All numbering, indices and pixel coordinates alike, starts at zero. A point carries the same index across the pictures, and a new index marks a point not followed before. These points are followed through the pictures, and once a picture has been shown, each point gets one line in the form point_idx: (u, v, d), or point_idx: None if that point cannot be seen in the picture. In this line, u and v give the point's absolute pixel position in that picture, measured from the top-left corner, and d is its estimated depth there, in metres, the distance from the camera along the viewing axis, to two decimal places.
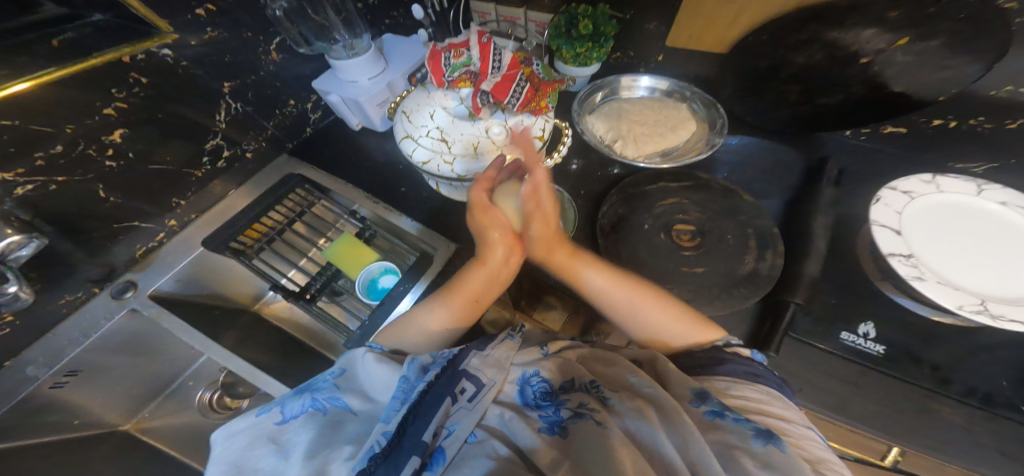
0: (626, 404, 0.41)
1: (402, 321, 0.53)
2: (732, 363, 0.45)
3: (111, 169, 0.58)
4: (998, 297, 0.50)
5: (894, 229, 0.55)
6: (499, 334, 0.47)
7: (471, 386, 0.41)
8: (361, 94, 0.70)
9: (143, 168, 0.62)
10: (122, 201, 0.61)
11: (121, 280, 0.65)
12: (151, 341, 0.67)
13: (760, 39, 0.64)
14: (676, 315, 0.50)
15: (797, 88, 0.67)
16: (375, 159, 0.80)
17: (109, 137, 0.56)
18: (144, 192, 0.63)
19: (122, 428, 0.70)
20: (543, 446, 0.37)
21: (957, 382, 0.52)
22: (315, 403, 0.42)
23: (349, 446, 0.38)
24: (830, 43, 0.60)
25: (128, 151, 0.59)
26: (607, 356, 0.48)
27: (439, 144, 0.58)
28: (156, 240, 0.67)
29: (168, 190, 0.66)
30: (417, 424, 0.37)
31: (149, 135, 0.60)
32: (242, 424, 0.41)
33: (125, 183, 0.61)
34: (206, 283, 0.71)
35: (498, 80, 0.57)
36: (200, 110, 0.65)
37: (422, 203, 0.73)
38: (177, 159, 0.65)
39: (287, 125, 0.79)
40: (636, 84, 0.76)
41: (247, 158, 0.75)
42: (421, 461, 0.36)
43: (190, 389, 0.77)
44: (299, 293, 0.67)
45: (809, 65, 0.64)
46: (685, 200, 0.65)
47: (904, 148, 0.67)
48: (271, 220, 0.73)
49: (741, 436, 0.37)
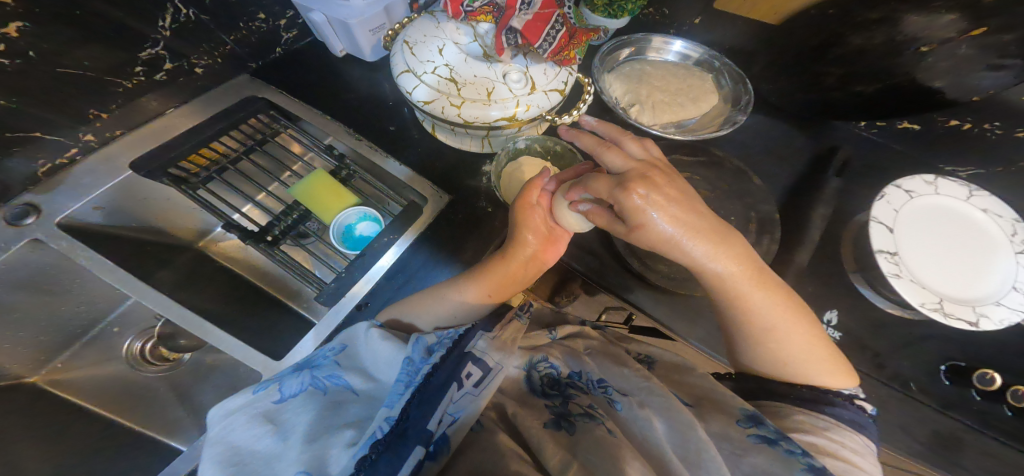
0: (636, 411, 0.38)
1: (420, 296, 0.50)
2: (838, 408, 0.40)
3: (2, 66, 0.46)
4: (959, 297, 0.53)
5: (887, 227, 0.56)
6: (508, 312, 0.43)
7: (477, 371, 0.36)
8: (351, 15, 0.59)
9: (50, 72, 0.49)
10: (18, 106, 0.49)
11: (17, 202, 0.53)
12: (60, 279, 0.56)
13: (824, 13, 0.64)
14: (811, 347, 0.44)
15: (838, 71, 0.68)
16: (359, 91, 0.69)
17: (2, 29, 0.44)
18: (49, 98, 0.51)
19: (29, 380, 0.60)
20: (551, 445, 0.35)
21: (889, 368, 0.55)
22: (315, 381, 0.38)
23: (349, 431, 0.34)
24: (899, 24, 0.59)
25: (29, 49, 0.47)
26: (617, 352, 0.44)
27: (447, 83, 0.50)
28: (66, 157, 0.55)
29: (83, 99, 0.54)
30: (421, 410, 0.32)
31: (62, 34, 0.48)
32: (235, 400, 0.37)
33: (23, 84, 0.48)
34: (136, 213, 0.60)
35: (529, 19, 0.51)
36: (134, 10, 0.52)
37: (412, 147, 0.65)
38: (97, 64, 0.53)
39: (253, 41, 0.66)
40: (666, 47, 0.73)
41: (196, 74, 0.62)
42: (424, 452, 0.31)
43: (116, 337, 0.67)
44: (258, 234, 0.59)
45: (865, 47, 0.64)
46: (695, 176, 0.64)
47: (909, 146, 0.69)
48: (223, 146, 0.62)
49: (788, 469, 0.33)
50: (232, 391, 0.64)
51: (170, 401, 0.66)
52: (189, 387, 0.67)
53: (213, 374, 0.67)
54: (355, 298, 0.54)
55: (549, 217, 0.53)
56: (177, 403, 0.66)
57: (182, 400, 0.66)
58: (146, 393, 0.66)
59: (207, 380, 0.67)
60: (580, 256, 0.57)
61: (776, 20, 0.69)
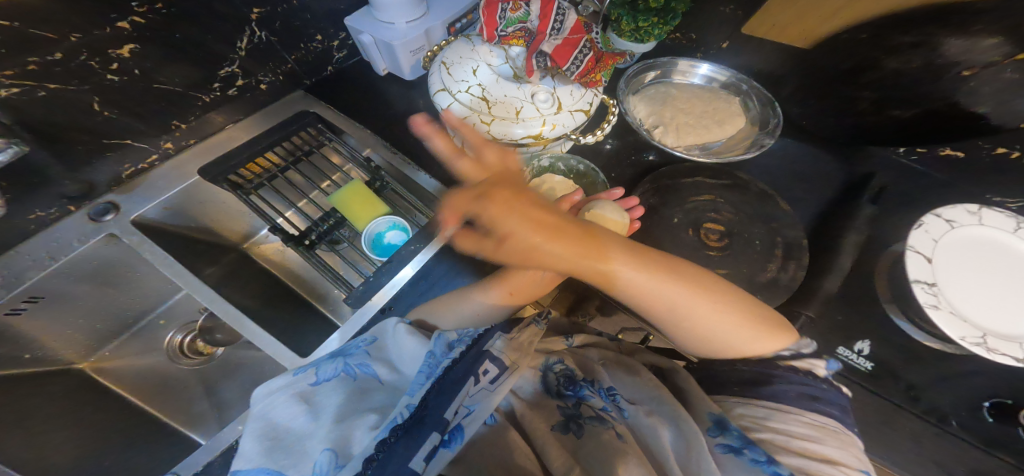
0: (643, 419, 0.39)
1: (445, 297, 0.53)
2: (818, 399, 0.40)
3: (111, 83, 0.53)
4: (1001, 332, 0.50)
5: (925, 256, 0.54)
6: (525, 317, 0.43)
7: (494, 369, 0.37)
8: (396, 37, 0.64)
9: (146, 87, 0.56)
10: (117, 117, 0.56)
11: (101, 200, 0.59)
12: (127, 272, 0.62)
13: (858, 37, 0.64)
14: (736, 325, 0.44)
15: (871, 96, 0.67)
16: (397, 108, 0.73)
17: (116, 51, 0.51)
18: (140, 110, 0.57)
19: (78, 365, 0.65)
20: (557, 449, 0.35)
21: (924, 402, 0.53)
22: (346, 368, 0.40)
23: (372, 415, 0.36)
24: (938, 47, 0.59)
25: (135, 68, 0.54)
26: (630, 363, 0.46)
27: (479, 102, 0.53)
28: (146, 162, 0.62)
29: (168, 113, 0.60)
30: (439, 399, 0.34)
31: (154, 54, 0.54)
32: (276, 382, 0.40)
33: (123, 99, 0.55)
34: (195, 215, 0.65)
35: (558, 44, 0.54)
36: (220, 36, 0.58)
37: (444, 161, 0.68)
38: (184, 80, 0.59)
39: (309, 61, 0.72)
40: (693, 70, 0.75)
41: (260, 90, 0.69)
42: (438, 439, 0.32)
43: (159, 329, 0.72)
44: (298, 238, 0.62)
45: (902, 71, 0.63)
46: (718, 199, 0.64)
47: (952, 176, 0.67)
48: (275, 157, 0.68)
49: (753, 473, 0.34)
50: (255, 387, 0.67)
51: (198, 394, 0.69)
52: (215, 382, 0.70)
53: (240, 370, 0.70)
54: (374, 307, 0.57)
55: None
56: (202, 397, 0.69)
57: (209, 392, 0.69)
58: (177, 386, 0.69)
59: (233, 377, 0.70)
60: None
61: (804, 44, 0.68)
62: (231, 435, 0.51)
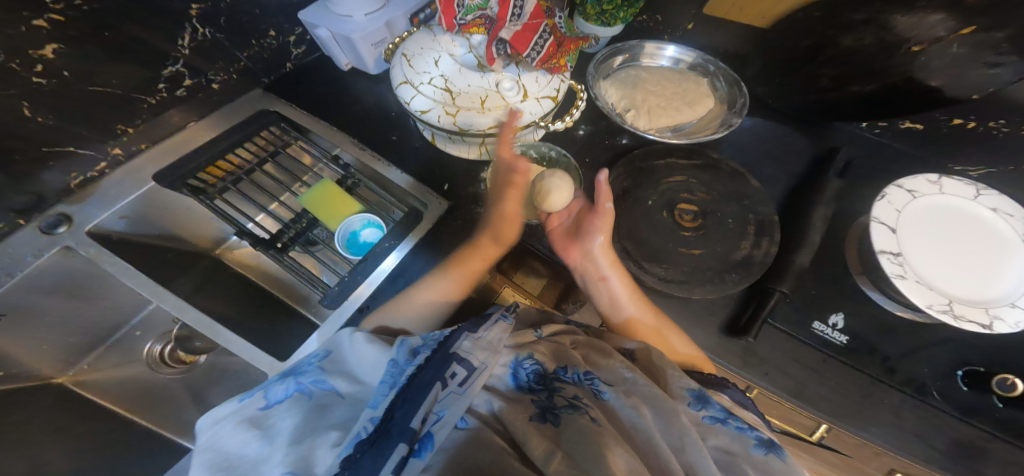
0: (623, 400, 0.40)
1: (394, 301, 0.55)
2: (731, 389, 0.47)
3: (38, 87, 0.50)
4: (966, 299, 0.52)
5: (889, 227, 0.55)
6: (493, 313, 0.44)
7: (462, 371, 0.37)
8: (355, 30, 0.62)
9: (82, 90, 0.54)
10: (57, 123, 0.54)
11: (52, 212, 0.57)
12: (92, 283, 0.60)
13: (811, 16, 0.65)
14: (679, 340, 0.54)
15: (831, 72, 0.68)
16: (364, 103, 0.72)
17: (37, 52, 0.48)
18: (83, 116, 0.56)
19: (57, 380, 0.64)
20: (538, 438, 0.35)
21: (900, 373, 0.54)
22: (300, 386, 0.40)
23: (334, 432, 0.35)
24: (886, 25, 0.60)
25: (64, 69, 0.51)
26: (603, 346, 0.47)
27: (443, 93, 0.52)
28: (96, 170, 0.60)
29: (113, 114, 0.58)
30: (404, 409, 0.33)
31: (93, 54, 0.52)
32: (218, 416, 0.38)
33: (59, 103, 0.53)
34: (158, 222, 0.63)
35: (518, 29, 0.52)
36: (155, 31, 0.56)
37: (414, 154, 0.67)
38: (126, 83, 0.57)
39: (264, 58, 0.70)
40: (660, 52, 0.74)
41: (213, 89, 0.66)
42: (407, 449, 0.31)
43: (137, 340, 0.70)
44: (269, 241, 0.61)
45: (856, 47, 0.64)
46: (692, 180, 0.65)
47: (919, 146, 0.68)
48: (238, 158, 0.65)
49: (743, 443, 0.38)
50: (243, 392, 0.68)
51: (185, 402, 0.71)
52: (205, 391, 0.71)
53: (228, 377, 0.70)
54: (356, 302, 0.56)
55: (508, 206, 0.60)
56: (190, 405, 0.70)
57: (197, 403, 0.70)
58: (162, 393, 0.70)
59: (220, 383, 0.72)
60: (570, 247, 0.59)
61: (764, 23, 0.70)
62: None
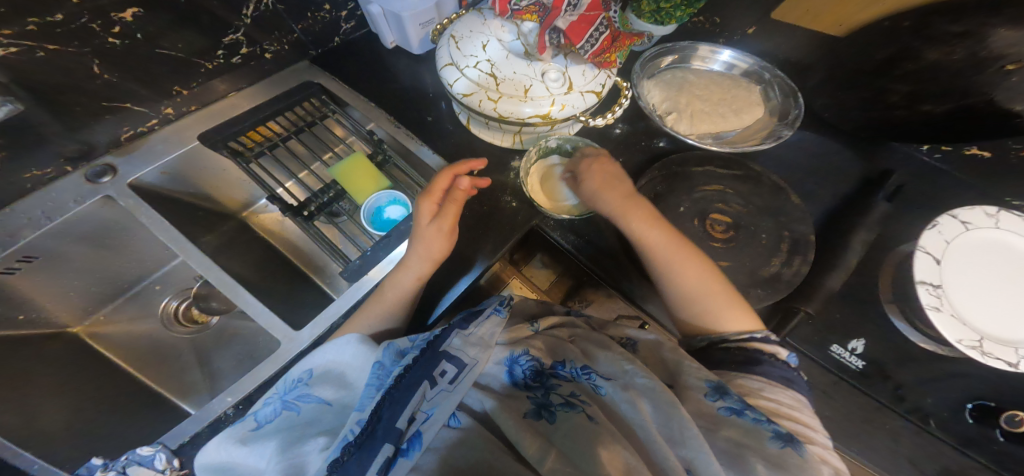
0: (620, 393, 0.39)
1: (342, 328, 0.51)
2: (768, 366, 0.44)
3: (113, 46, 0.51)
4: (1000, 338, 0.50)
5: (934, 258, 0.53)
6: (485, 307, 0.43)
7: (452, 368, 0.37)
8: (405, 8, 0.62)
9: (149, 53, 0.54)
10: (118, 81, 0.54)
11: (98, 162, 0.58)
12: (124, 234, 0.62)
13: (899, 25, 0.63)
14: (718, 297, 0.50)
15: (905, 88, 0.67)
16: (404, 82, 0.71)
17: (119, 15, 0.49)
18: (143, 75, 0.56)
19: (71, 330, 0.65)
20: (529, 435, 0.34)
21: (910, 402, 0.52)
22: (286, 404, 0.41)
23: (322, 438, 0.36)
24: (985, 39, 0.58)
25: (137, 33, 0.52)
26: (601, 339, 0.47)
27: (487, 78, 0.51)
28: (146, 126, 0.61)
29: (172, 77, 0.59)
30: (392, 408, 0.34)
31: (161, 21, 0.52)
32: (215, 446, 0.40)
33: (124, 62, 0.53)
34: (194, 180, 0.64)
35: (574, 20, 0.51)
36: (225, 3, 0.55)
37: (447, 137, 0.67)
38: (189, 49, 0.57)
39: (316, 31, 0.69)
40: (714, 56, 0.72)
41: (265, 59, 0.66)
42: (394, 449, 0.32)
43: (156, 294, 0.72)
44: (297, 208, 0.62)
45: (942, 62, 0.62)
46: (728, 189, 0.63)
47: (974, 177, 0.65)
48: (278, 126, 0.66)
49: (757, 437, 0.35)
50: (250, 360, 0.65)
51: (191, 360, 0.69)
52: (209, 352, 0.69)
53: (234, 340, 0.69)
54: (370, 282, 0.57)
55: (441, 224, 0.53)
56: (196, 367, 0.68)
57: (201, 363, 0.68)
58: (171, 352, 0.69)
59: (227, 347, 0.69)
60: (591, 246, 0.59)
61: (841, 32, 0.68)
62: (218, 408, 0.49)
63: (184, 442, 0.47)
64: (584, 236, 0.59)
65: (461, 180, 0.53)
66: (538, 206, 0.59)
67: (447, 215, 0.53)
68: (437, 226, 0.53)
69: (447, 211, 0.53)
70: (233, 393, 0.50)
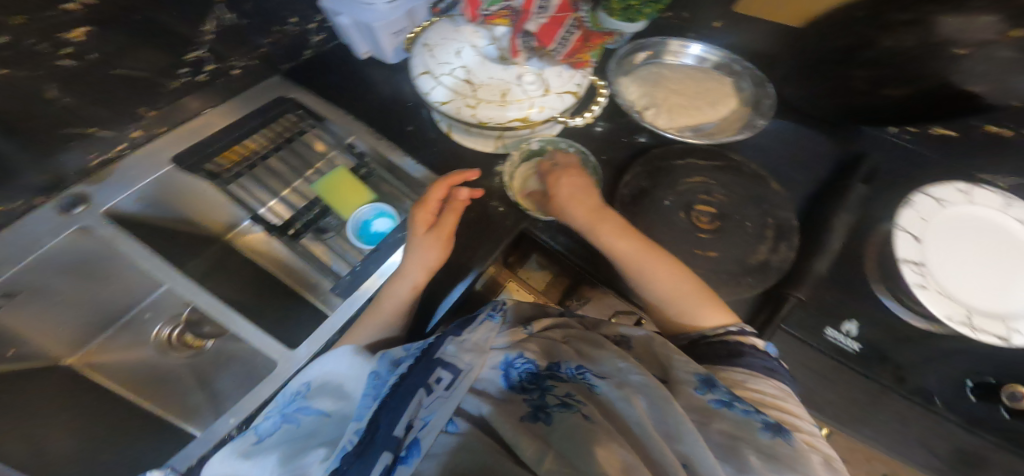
0: (616, 392, 0.39)
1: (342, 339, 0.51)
2: (750, 357, 0.45)
3: (65, 68, 0.49)
4: (992, 310, 0.51)
5: (914, 236, 0.55)
6: (480, 314, 0.45)
7: (448, 375, 0.38)
8: (376, 19, 0.61)
9: (105, 75, 0.53)
10: (77, 105, 0.53)
11: (69, 193, 0.57)
12: (107, 264, 0.60)
13: (853, 15, 0.63)
14: (692, 291, 0.51)
15: (864, 75, 0.66)
16: (382, 92, 0.71)
17: (69, 34, 0.47)
18: (103, 97, 0.55)
19: (63, 363, 0.63)
20: (527, 437, 0.34)
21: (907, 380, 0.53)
22: (285, 417, 0.40)
23: (322, 449, 0.35)
24: (933, 26, 0.57)
25: (91, 52, 0.50)
26: (596, 337, 0.47)
27: (463, 85, 0.52)
28: (115, 151, 0.60)
29: (132, 98, 0.58)
30: (389, 417, 0.34)
31: (117, 39, 0.52)
32: (219, 462, 0.40)
33: (84, 86, 0.52)
34: (173, 205, 0.63)
35: (545, 22, 0.54)
36: (181, 17, 0.55)
37: (429, 145, 0.66)
38: (150, 67, 0.57)
39: (286, 44, 0.69)
40: (684, 51, 0.73)
41: (232, 75, 0.66)
42: (392, 457, 0.32)
43: (147, 322, 0.70)
44: (282, 228, 0.64)
45: (898, 48, 0.61)
46: (710, 181, 0.64)
47: (947, 155, 0.67)
48: (254, 144, 0.66)
49: (747, 428, 0.36)
50: (248, 381, 0.64)
51: (192, 386, 0.68)
52: (211, 374, 0.68)
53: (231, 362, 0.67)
54: (366, 293, 0.56)
55: (438, 231, 0.54)
56: (197, 389, 0.67)
57: (202, 386, 0.67)
58: (173, 377, 0.68)
59: (227, 368, 0.67)
60: (579, 249, 0.59)
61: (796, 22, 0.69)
62: (222, 429, 0.48)
63: (194, 463, 0.46)
64: (575, 236, 0.59)
65: (463, 191, 0.57)
66: (525, 210, 0.59)
67: (445, 224, 0.55)
68: (435, 235, 0.54)
69: (444, 221, 0.55)
70: (235, 415, 0.49)
